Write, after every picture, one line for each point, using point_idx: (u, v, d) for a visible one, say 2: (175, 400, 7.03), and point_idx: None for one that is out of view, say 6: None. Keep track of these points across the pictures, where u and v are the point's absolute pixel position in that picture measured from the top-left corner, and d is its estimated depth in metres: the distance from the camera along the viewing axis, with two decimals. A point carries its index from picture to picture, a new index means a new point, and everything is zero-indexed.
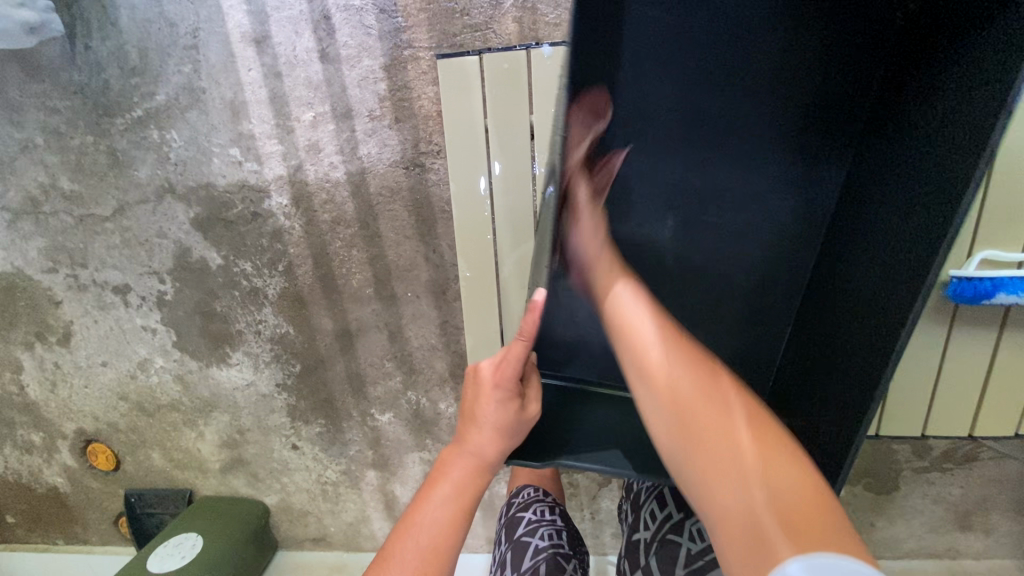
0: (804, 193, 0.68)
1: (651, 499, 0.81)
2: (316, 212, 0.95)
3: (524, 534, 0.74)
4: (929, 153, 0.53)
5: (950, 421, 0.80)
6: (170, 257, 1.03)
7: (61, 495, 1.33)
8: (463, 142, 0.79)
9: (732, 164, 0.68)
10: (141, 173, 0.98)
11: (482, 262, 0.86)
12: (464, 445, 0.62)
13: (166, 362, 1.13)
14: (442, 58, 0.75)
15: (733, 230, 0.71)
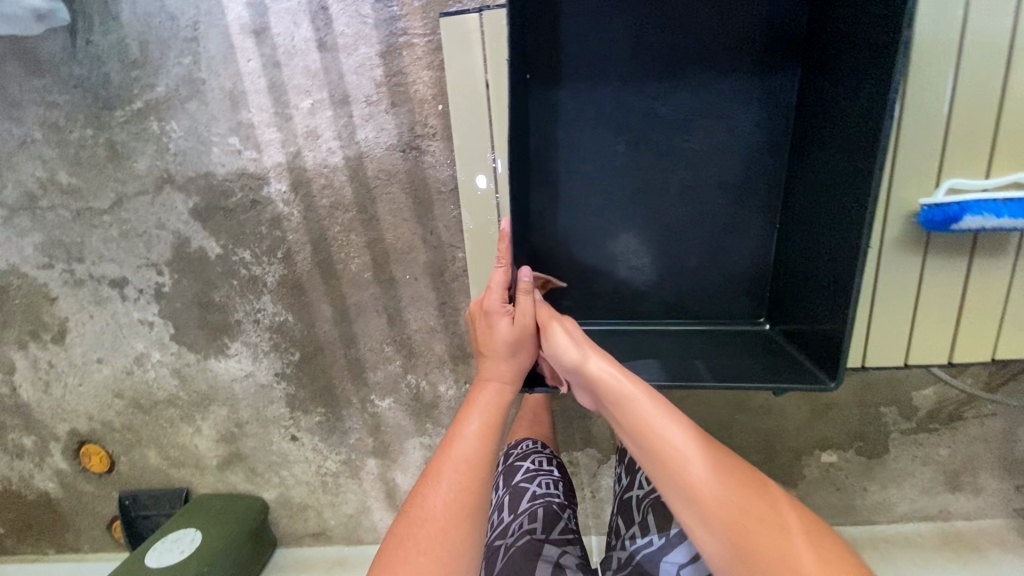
0: (765, 107, 0.78)
1: None
2: (315, 198, 0.98)
3: (522, 482, 0.76)
4: (866, 44, 0.64)
5: (928, 346, 0.81)
6: (169, 248, 1.04)
7: (52, 501, 1.31)
8: (464, 103, 0.82)
9: (695, 88, 0.77)
10: (140, 164, 0.99)
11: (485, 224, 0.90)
12: (483, 377, 0.67)
13: (163, 356, 1.13)
14: (446, 17, 0.78)
15: (712, 150, 0.80)
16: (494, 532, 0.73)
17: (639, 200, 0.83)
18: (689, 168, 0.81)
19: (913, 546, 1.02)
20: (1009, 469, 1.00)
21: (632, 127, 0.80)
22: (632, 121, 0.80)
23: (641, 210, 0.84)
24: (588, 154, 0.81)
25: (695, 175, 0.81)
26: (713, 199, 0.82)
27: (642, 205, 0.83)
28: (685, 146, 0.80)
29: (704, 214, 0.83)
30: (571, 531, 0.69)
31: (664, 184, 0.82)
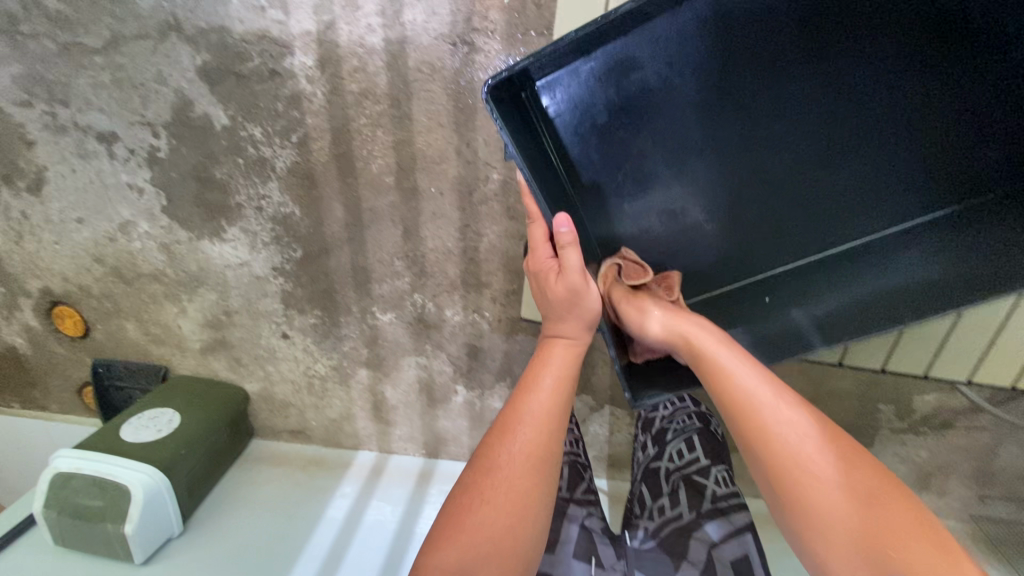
0: (779, 29, 0.62)
1: (678, 438, 0.80)
2: (343, 80, 0.86)
3: None
4: None
5: (952, 366, 0.89)
6: (168, 108, 0.92)
7: (20, 357, 1.25)
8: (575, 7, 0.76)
9: (707, 79, 0.66)
10: (143, 2, 0.85)
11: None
12: (548, 367, 0.63)
13: (152, 228, 1.04)
14: None
15: (794, 64, 0.64)
16: None
17: (798, 124, 0.67)
18: (816, 133, 0.67)
19: None
20: (979, 479, 1.04)
21: (739, 180, 0.72)
22: (715, 108, 0.68)
23: (772, 151, 0.69)
24: (692, 193, 0.73)
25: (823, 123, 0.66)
26: (820, 99, 0.65)
27: (838, 220, 0.71)
28: (781, 123, 0.67)
29: (887, 143, 0.66)
30: (592, 493, 0.79)
31: (814, 153, 0.69)
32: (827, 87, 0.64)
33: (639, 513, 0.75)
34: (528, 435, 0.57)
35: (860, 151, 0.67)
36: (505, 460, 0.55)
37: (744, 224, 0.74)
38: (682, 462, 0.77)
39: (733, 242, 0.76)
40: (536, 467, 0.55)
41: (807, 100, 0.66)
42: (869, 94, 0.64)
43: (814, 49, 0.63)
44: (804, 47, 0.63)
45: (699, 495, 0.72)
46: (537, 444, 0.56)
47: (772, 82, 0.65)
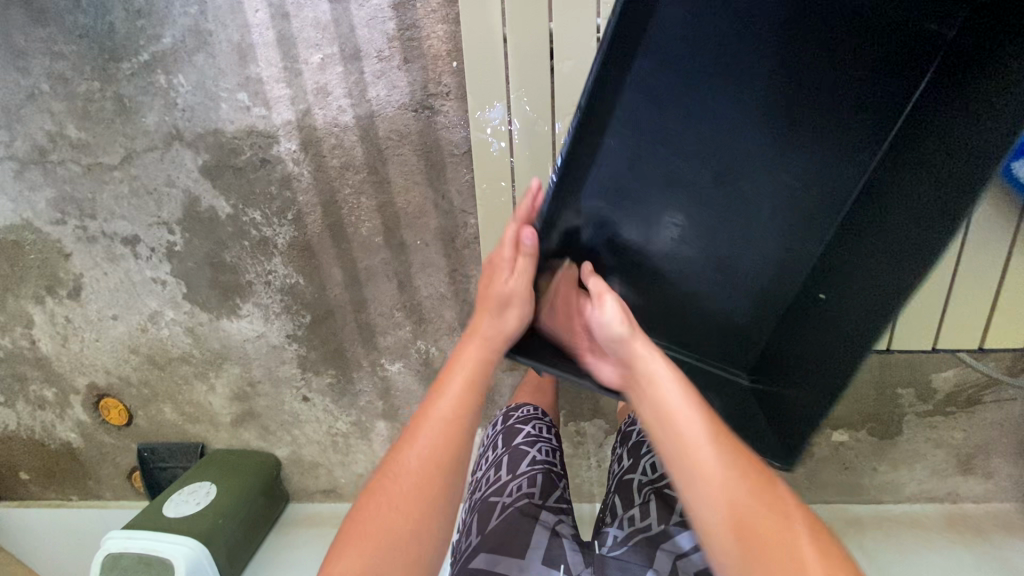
0: (710, 78, 0.69)
1: (653, 451, 0.78)
2: (325, 158, 0.95)
3: (522, 444, 0.79)
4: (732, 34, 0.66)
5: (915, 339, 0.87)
6: (179, 206, 1.03)
7: (74, 451, 1.35)
8: (482, 67, 0.78)
9: (655, 132, 0.71)
10: (148, 119, 0.97)
11: (496, 183, 0.85)
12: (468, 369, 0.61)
13: (177, 314, 1.14)
14: None
15: (727, 103, 0.70)
16: (488, 488, 0.75)
17: (737, 156, 0.72)
18: (754, 155, 0.72)
19: (918, 526, 1.02)
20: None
21: (698, 217, 0.76)
22: (660, 158, 0.73)
23: (720, 185, 0.74)
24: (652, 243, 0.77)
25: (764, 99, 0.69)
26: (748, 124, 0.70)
27: (808, 191, 0.74)
28: (722, 153, 0.72)
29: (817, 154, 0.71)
30: (565, 502, 0.73)
31: (755, 173, 0.73)
32: (753, 118, 0.70)
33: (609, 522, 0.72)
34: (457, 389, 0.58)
35: (795, 161, 0.72)
36: (439, 443, 0.54)
37: (708, 256, 0.78)
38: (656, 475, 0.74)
39: (727, 261, 0.78)
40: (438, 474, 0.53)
41: (740, 132, 0.71)
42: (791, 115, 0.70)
43: (738, 83, 0.69)
44: (721, 45, 0.67)
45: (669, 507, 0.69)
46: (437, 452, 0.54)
47: (708, 124, 0.71)
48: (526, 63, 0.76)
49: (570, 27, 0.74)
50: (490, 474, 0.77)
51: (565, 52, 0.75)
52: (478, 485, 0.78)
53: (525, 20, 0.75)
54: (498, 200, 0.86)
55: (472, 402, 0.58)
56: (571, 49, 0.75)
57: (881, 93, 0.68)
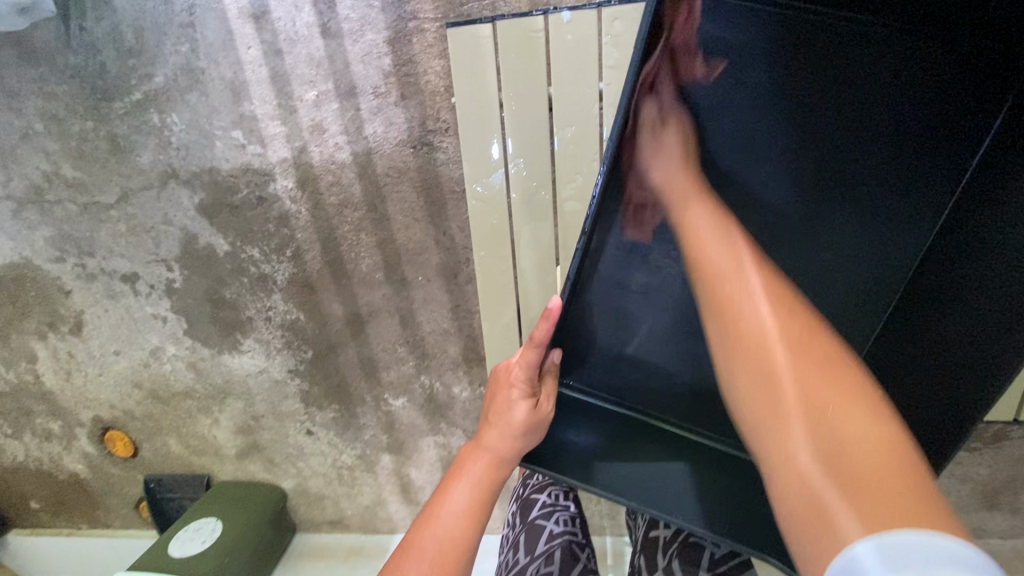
0: (739, 141, 0.67)
1: None
2: (322, 195, 0.93)
3: (539, 519, 0.81)
4: (754, 96, 0.66)
5: None
6: (177, 244, 1.02)
7: (82, 481, 1.35)
8: (478, 130, 0.75)
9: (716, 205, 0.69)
10: (143, 158, 0.95)
11: (494, 247, 0.82)
12: (478, 449, 0.64)
13: (178, 350, 1.13)
14: (453, 27, 0.70)
15: (750, 166, 0.68)
16: (510, 571, 0.76)
17: (774, 228, 0.69)
18: (785, 223, 0.69)
19: None
20: None
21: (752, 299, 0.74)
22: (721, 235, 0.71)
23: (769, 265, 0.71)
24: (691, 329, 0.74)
25: (798, 170, 0.68)
26: (785, 184, 0.68)
27: (864, 272, 0.70)
28: (767, 223, 0.70)
29: (866, 212, 0.68)
30: (591, 572, 0.74)
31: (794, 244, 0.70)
32: (787, 183, 0.68)
33: None
34: (464, 496, 0.59)
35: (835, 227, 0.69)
36: (447, 552, 0.54)
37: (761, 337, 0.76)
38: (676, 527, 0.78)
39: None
40: None
41: (772, 201, 0.69)
42: (817, 174, 0.67)
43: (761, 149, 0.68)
44: (736, 113, 0.67)
45: (694, 564, 0.72)
46: (451, 548, 0.54)
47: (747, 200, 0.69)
48: (524, 128, 0.74)
49: (571, 94, 0.71)
50: (510, 555, 0.79)
51: (566, 117, 0.73)
52: (503, 566, 0.80)
53: (523, 85, 0.72)
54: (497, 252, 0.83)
55: (477, 506, 0.59)
56: (572, 115, 0.72)
57: (924, 153, 0.64)
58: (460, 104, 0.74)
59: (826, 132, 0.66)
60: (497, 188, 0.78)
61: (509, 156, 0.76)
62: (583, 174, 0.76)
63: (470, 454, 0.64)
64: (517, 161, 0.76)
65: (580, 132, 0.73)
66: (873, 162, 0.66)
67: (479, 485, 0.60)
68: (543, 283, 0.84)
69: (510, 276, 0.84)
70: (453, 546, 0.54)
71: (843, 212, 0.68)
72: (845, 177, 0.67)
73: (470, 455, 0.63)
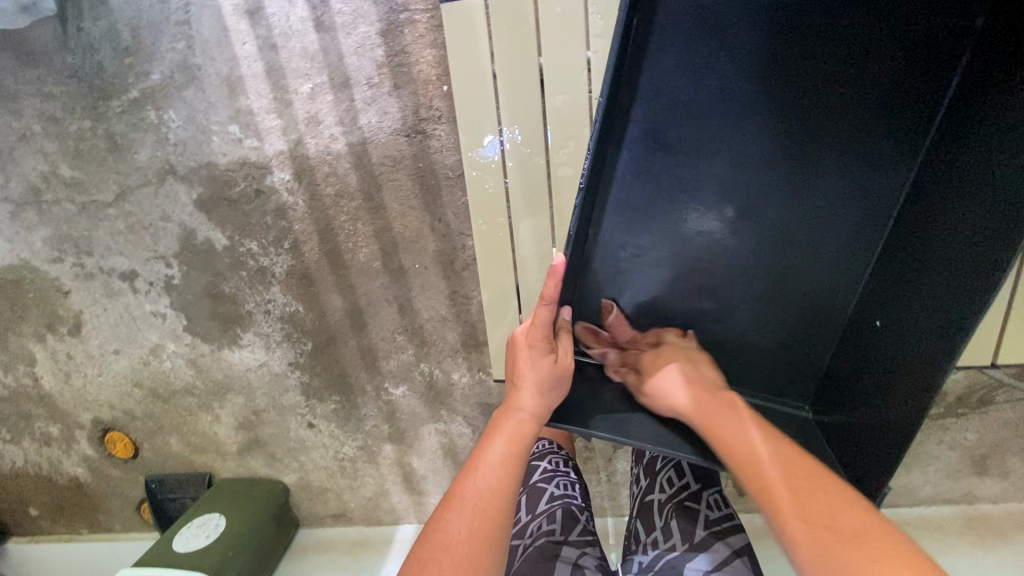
0: (720, 96, 0.69)
1: (667, 465, 0.81)
2: (319, 186, 0.95)
3: (540, 482, 0.82)
4: (732, 51, 0.66)
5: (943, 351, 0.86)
6: (175, 240, 1.03)
7: (82, 485, 1.35)
8: (473, 102, 0.78)
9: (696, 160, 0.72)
10: (140, 155, 0.97)
11: (492, 219, 0.85)
12: (509, 407, 0.64)
13: (178, 347, 1.13)
14: (445, 2, 0.73)
15: (727, 123, 0.70)
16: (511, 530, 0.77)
17: (755, 180, 0.72)
18: (766, 177, 0.72)
19: (934, 531, 1.00)
20: None
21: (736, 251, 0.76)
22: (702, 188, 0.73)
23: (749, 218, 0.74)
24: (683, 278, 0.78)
25: (776, 126, 0.69)
26: (764, 141, 0.70)
27: (850, 213, 0.72)
28: (746, 177, 0.72)
29: (845, 164, 0.69)
30: (590, 533, 0.74)
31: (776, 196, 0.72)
32: (765, 140, 0.70)
33: (636, 547, 0.75)
34: (501, 449, 0.60)
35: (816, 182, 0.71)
36: (487, 500, 0.55)
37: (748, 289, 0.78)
38: (673, 491, 0.77)
39: (775, 294, 0.77)
40: (487, 525, 0.53)
41: (750, 157, 0.71)
42: (796, 130, 0.69)
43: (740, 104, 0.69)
44: (715, 71, 0.68)
45: (692, 522, 0.72)
46: (493, 495, 0.55)
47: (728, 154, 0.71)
48: (516, 98, 0.76)
49: (559, 61, 0.74)
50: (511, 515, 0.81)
51: (555, 85, 0.75)
52: None
53: (514, 56, 0.74)
54: (494, 230, 0.86)
55: (515, 456, 0.59)
56: (562, 83, 0.75)
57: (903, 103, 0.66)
58: (455, 76, 0.77)
59: (803, 87, 0.67)
60: (492, 156, 0.81)
61: (502, 126, 0.79)
62: (575, 140, 0.78)
63: (503, 410, 0.65)
64: (510, 131, 0.79)
65: (570, 98, 0.75)
66: (851, 114, 0.67)
67: (515, 438, 0.61)
68: (539, 254, 0.86)
69: (507, 249, 0.87)
70: (496, 492, 0.56)
71: (825, 167, 0.70)
72: (824, 131, 0.68)
73: (500, 412, 0.64)
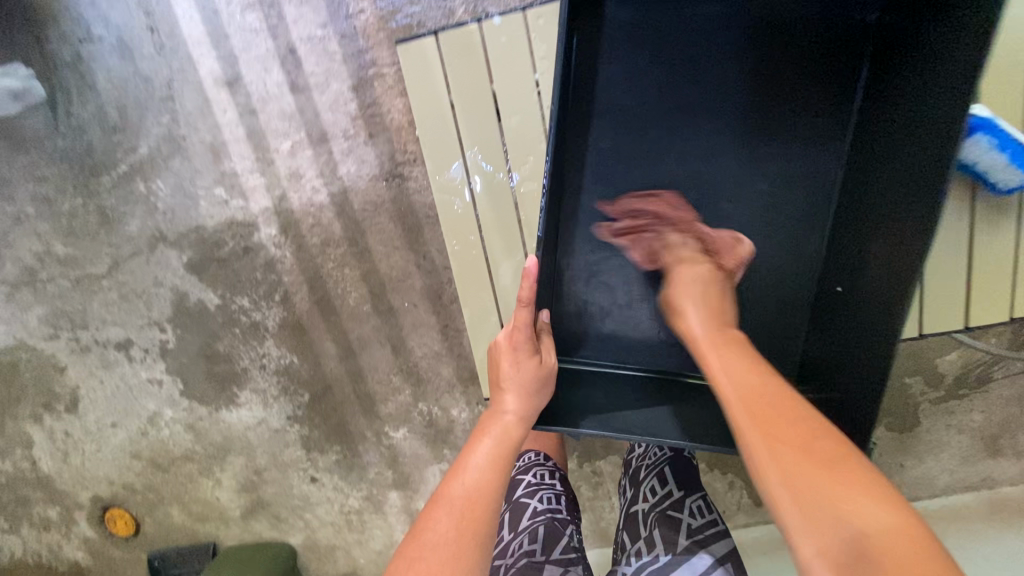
0: (655, 99, 0.72)
1: (652, 474, 0.76)
2: (305, 237, 0.98)
3: (523, 497, 0.80)
4: (660, 57, 0.71)
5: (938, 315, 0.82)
6: (169, 305, 1.05)
7: (83, 570, 1.30)
8: (435, 130, 0.82)
9: (647, 159, 0.74)
10: (131, 226, 1.00)
11: (465, 239, 0.86)
12: (496, 411, 0.65)
13: (176, 412, 1.13)
14: (402, 44, 0.79)
15: (664, 120, 0.73)
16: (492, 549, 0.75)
17: (701, 174, 0.75)
18: (707, 170, 0.74)
19: (959, 521, 0.97)
20: None
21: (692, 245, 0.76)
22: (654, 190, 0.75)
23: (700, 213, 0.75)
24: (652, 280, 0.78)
25: (708, 123, 0.73)
26: (702, 136, 0.73)
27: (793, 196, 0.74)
28: (689, 171, 0.74)
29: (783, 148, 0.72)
30: (573, 551, 0.73)
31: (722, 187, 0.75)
32: (701, 135, 0.73)
33: (620, 557, 0.72)
34: (487, 450, 0.60)
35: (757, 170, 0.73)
36: (472, 498, 0.54)
37: None
38: (656, 501, 0.73)
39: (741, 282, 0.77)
40: (473, 526, 0.52)
41: (693, 154, 0.74)
42: (731, 122, 0.72)
43: (677, 105, 0.72)
44: (648, 78, 0.71)
45: (676, 530, 0.68)
46: (477, 496, 0.55)
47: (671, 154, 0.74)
48: (475, 125, 0.80)
49: (511, 86, 0.78)
50: None
51: (510, 109, 0.79)
52: None
53: (469, 85, 0.79)
54: (471, 256, 0.87)
55: (503, 456, 0.60)
56: (516, 105, 0.79)
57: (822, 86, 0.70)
58: (416, 110, 0.81)
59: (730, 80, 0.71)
60: (460, 178, 0.84)
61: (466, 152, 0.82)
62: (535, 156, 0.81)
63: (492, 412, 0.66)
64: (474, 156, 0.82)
65: (524, 116, 0.79)
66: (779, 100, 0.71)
67: (504, 437, 0.62)
68: (517, 273, 0.87)
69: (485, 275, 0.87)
70: (483, 497, 0.55)
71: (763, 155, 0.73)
72: (757, 120, 0.72)
73: (485, 415, 0.65)
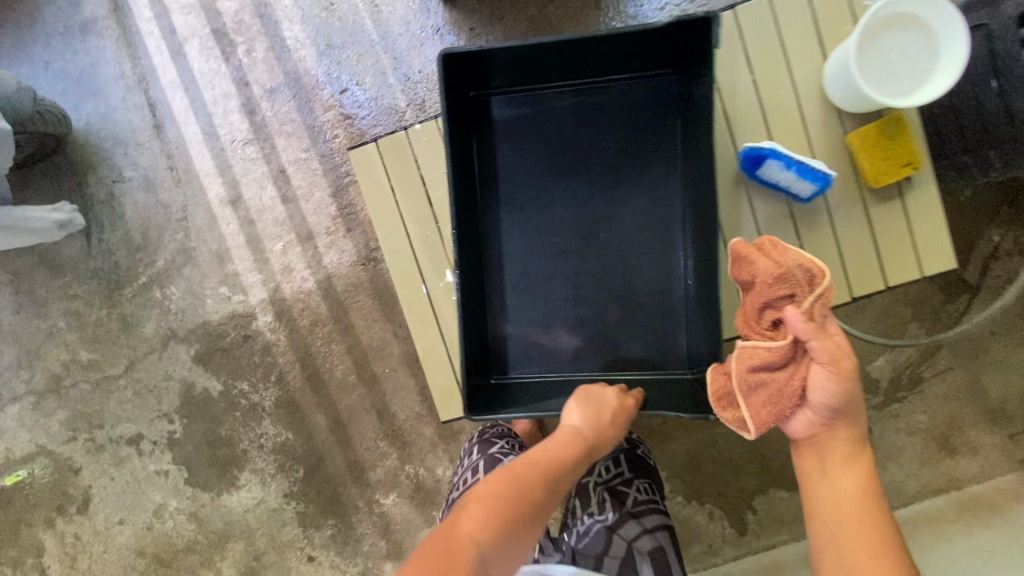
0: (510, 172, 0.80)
1: (608, 454, 0.87)
2: (296, 320, 1.13)
3: (496, 455, 0.89)
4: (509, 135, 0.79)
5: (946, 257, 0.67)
6: (177, 396, 1.17)
7: None
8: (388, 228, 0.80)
9: (517, 222, 0.80)
10: (147, 328, 1.16)
11: (421, 315, 0.81)
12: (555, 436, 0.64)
13: (180, 502, 1.20)
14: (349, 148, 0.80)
15: (527, 185, 0.79)
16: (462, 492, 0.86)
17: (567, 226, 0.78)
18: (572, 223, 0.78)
19: None
20: (993, 419, 1.02)
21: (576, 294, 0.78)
22: (536, 248, 0.79)
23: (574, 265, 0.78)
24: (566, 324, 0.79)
25: (561, 182, 0.78)
26: (559, 193, 0.78)
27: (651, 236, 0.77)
28: (559, 224, 0.79)
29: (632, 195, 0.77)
30: None
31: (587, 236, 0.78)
32: (559, 191, 0.78)
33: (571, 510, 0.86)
34: (538, 469, 0.59)
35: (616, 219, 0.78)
36: (512, 508, 0.55)
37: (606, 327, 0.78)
38: (608, 476, 0.85)
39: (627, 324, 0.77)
40: (505, 530, 0.53)
41: (556, 209, 0.79)
42: (580, 179, 0.78)
43: (532, 169, 0.79)
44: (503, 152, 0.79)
45: (621, 503, 0.82)
46: (514, 510, 0.55)
47: (538, 211, 0.79)
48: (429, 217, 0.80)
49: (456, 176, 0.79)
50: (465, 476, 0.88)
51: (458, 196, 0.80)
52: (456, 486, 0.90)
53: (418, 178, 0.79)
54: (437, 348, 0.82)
55: (555, 493, 0.58)
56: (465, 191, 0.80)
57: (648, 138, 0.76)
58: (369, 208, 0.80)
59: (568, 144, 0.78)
60: (415, 260, 0.80)
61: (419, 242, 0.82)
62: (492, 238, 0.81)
63: (556, 435, 0.64)
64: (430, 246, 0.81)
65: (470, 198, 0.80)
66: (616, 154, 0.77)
67: (563, 470, 0.60)
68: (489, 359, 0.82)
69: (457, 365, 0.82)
70: (518, 514, 0.55)
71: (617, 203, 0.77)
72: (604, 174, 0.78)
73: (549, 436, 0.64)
